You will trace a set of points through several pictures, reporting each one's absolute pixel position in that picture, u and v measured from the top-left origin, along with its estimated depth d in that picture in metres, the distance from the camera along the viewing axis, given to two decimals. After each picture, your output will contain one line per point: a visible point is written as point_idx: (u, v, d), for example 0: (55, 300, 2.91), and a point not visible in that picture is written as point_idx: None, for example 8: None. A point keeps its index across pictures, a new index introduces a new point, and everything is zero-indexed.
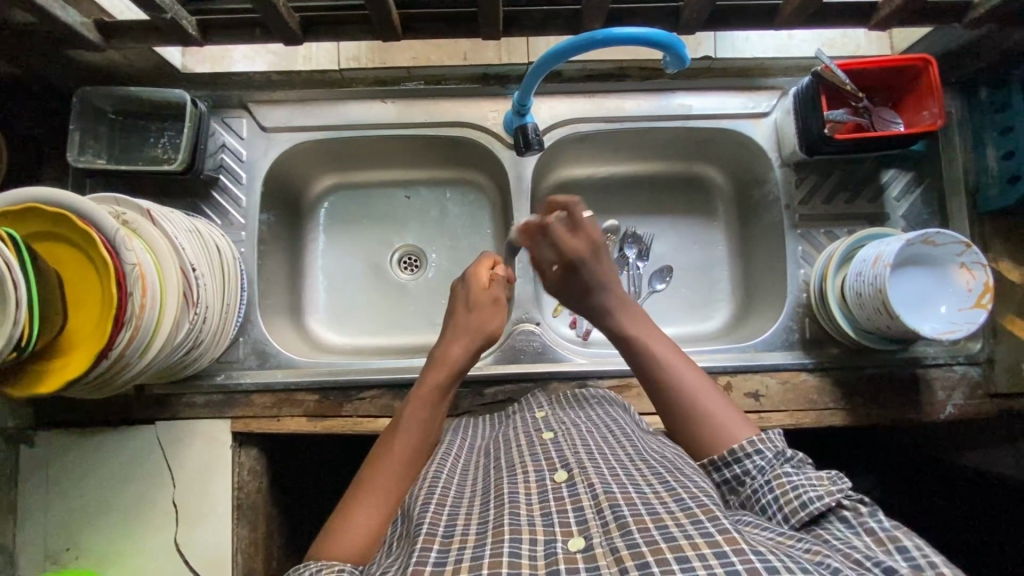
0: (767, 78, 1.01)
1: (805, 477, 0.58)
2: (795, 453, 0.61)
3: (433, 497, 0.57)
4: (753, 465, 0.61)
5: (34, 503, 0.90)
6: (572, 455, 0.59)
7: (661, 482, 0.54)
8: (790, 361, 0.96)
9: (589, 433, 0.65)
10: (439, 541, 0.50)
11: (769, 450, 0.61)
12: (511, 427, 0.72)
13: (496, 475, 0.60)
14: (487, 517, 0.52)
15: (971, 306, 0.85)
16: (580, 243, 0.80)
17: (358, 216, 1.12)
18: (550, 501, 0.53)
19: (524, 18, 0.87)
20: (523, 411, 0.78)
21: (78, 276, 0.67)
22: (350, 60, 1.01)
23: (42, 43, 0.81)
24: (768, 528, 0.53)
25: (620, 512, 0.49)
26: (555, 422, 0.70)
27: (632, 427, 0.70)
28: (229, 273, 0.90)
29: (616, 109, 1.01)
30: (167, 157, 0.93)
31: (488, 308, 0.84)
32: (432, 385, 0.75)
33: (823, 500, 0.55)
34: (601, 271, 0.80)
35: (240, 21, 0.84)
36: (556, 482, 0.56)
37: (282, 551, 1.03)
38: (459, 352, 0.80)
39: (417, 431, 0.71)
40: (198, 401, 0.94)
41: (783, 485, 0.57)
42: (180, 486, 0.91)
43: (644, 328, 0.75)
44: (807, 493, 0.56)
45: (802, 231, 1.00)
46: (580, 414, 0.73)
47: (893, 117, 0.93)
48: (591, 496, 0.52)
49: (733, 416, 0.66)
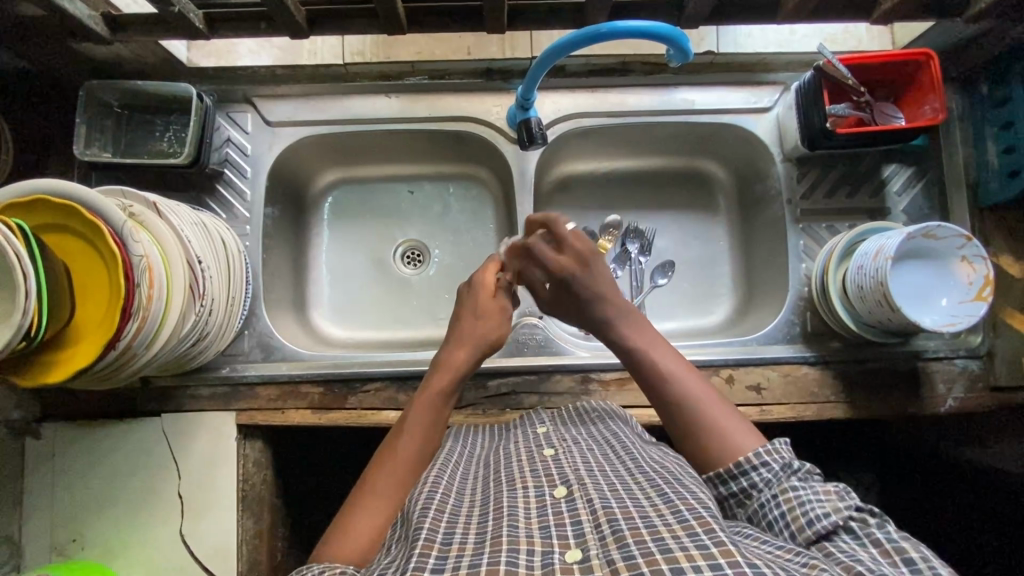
0: (768, 73, 1.02)
1: (812, 492, 0.58)
2: (801, 466, 0.62)
3: (431, 504, 0.57)
4: (760, 478, 0.61)
5: (39, 495, 0.90)
6: (572, 472, 0.60)
7: (659, 495, 0.55)
8: (791, 354, 0.96)
9: (589, 452, 0.66)
10: (437, 548, 0.50)
11: (776, 462, 0.61)
12: (513, 442, 0.73)
13: (496, 489, 0.60)
14: (485, 527, 0.53)
15: (972, 299, 0.86)
16: (568, 261, 0.82)
17: (362, 210, 1.13)
18: (548, 515, 0.53)
19: (527, 12, 0.87)
20: (525, 427, 0.79)
21: (86, 268, 0.68)
22: (355, 54, 1.00)
23: (48, 37, 0.82)
24: (769, 541, 0.54)
25: (617, 526, 0.49)
26: (555, 439, 0.71)
27: (632, 438, 0.71)
28: (234, 267, 0.90)
29: (619, 104, 1.02)
30: (172, 151, 0.94)
31: (494, 317, 0.85)
32: (437, 389, 0.77)
33: (831, 517, 0.55)
34: (594, 280, 0.81)
35: (247, 14, 0.85)
36: (555, 498, 0.56)
37: (287, 542, 1.04)
38: (465, 356, 0.81)
39: (419, 436, 0.72)
40: (203, 394, 0.94)
41: (790, 501, 0.58)
42: (186, 478, 0.91)
43: (647, 339, 0.76)
44: (814, 510, 0.56)
45: (803, 225, 1.00)
46: (583, 431, 0.75)
47: (893, 112, 0.94)
48: (589, 511, 0.52)
49: (739, 427, 0.66)
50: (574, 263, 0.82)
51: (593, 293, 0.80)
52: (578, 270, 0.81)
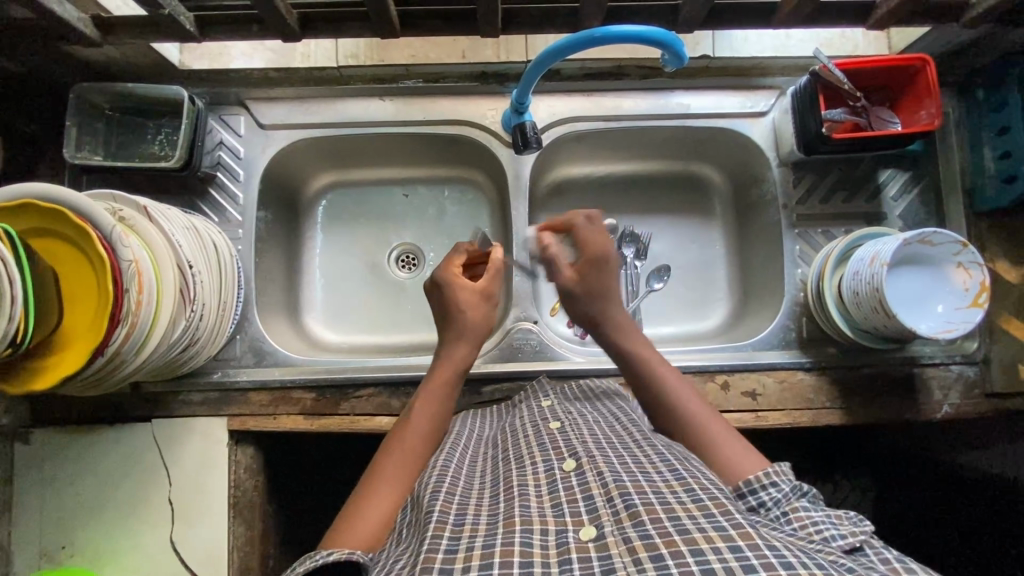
0: (763, 77, 1.01)
1: (824, 514, 0.54)
2: (810, 490, 0.58)
3: (442, 486, 0.57)
4: (768, 497, 0.57)
5: (29, 502, 0.89)
6: (580, 445, 0.59)
7: (669, 471, 0.54)
8: (787, 360, 0.96)
9: (595, 423, 0.66)
10: (450, 529, 0.50)
11: (785, 483, 0.57)
12: (518, 417, 0.73)
13: (506, 466, 0.60)
14: (497, 508, 0.53)
15: (968, 306, 0.85)
16: (607, 242, 0.83)
17: (356, 214, 1.12)
18: (560, 491, 0.53)
19: (522, 15, 0.87)
20: (530, 400, 0.79)
21: (73, 272, 0.67)
22: (349, 57, 0.99)
23: (39, 38, 0.81)
24: (779, 528, 0.52)
25: (631, 500, 0.49)
26: (561, 411, 0.71)
27: (638, 418, 0.71)
28: (226, 270, 0.90)
29: (615, 107, 1.01)
30: (164, 154, 0.93)
31: (476, 302, 0.83)
32: (440, 382, 0.78)
33: (846, 538, 0.51)
34: (611, 277, 0.81)
35: (239, 17, 0.84)
36: (564, 471, 0.56)
37: (279, 549, 1.03)
38: (466, 352, 0.81)
39: (426, 428, 0.72)
40: (195, 399, 0.94)
41: (801, 518, 0.54)
42: (177, 484, 0.90)
43: (647, 351, 0.76)
44: (828, 530, 0.52)
45: (799, 230, 1.00)
46: (588, 404, 0.74)
47: (890, 117, 0.93)
48: (601, 484, 0.52)
49: (740, 450, 0.63)
50: (600, 250, 0.82)
51: (611, 286, 0.80)
52: (604, 259, 0.81)
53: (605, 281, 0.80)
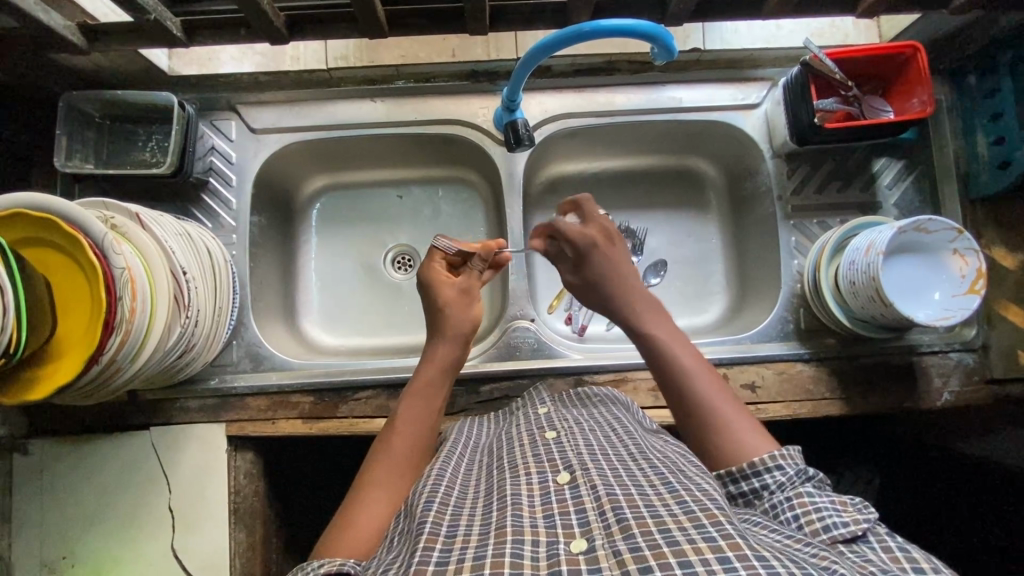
0: (755, 69, 1.00)
1: (827, 500, 0.56)
2: (816, 473, 0.60)
3: (437, 495, 0.57)
4: (773, 480, 0.59)
5: (27, 514, 0.89)
6: (575, 456, 0.59)
7: (663, 483, 0.54)
8: (784, 352, 0.95)
9: (590, 433, 0.65)
10: (441, 540, 0.50)
11: (791, 467, 0.59)
12: (515, 425, 0.73)
13: (500, 476, 0.60)
14: (489, 518, 0.52)
15: (965, 292, 0.85)
16: (592, 230, 0.83)
17: (351, 216, 1.12)
18: (552, 503, 0.53)
19: (510, 13, 0.87)
20: (526, 407, 0.79)
21: (66, 282, 0.66)
22: (338, 59, 1.02)
23: (26, 47, 0.81)
24: (776, 530, 0.52)
25: (622, 515, 0.49)
26: (556, 419, 0.70)
27: (635, 425, 0.71)
28: (221, 279, 0.89)
29: (607, 103, 1.01)
30: (155, 161, 0.93)
31: (458, 303, 0.83)
32: (425, 381, 0.78)
33: (847, 527, 0.53)
34: (612, 258, 0.81)
35: (227, 21, 0.84)
36: (558, 484, 0.55)
37: (280, 554, 1.03)
38: (448, 349, 0.81)
39: (413, 431, 0.73)
40: (192, 406, 0.94)
41: (805, 504, 0.56)
42: (176, 492, 0.90)
43: (664, 328, 0.75)
44: (830, 518, 0.54)
45: (794, 222, 1.00)
46: (585, 412, 0.73)
47: (882, 105, 0.93)
48: (593, 498, 0.52)
49: (749, 426, 0.65)
50: (598, 235, 0.83)
51: (609, 270, 0.80)
52: (602, 242, 0.82)
53: (598, 267, 0.81)
